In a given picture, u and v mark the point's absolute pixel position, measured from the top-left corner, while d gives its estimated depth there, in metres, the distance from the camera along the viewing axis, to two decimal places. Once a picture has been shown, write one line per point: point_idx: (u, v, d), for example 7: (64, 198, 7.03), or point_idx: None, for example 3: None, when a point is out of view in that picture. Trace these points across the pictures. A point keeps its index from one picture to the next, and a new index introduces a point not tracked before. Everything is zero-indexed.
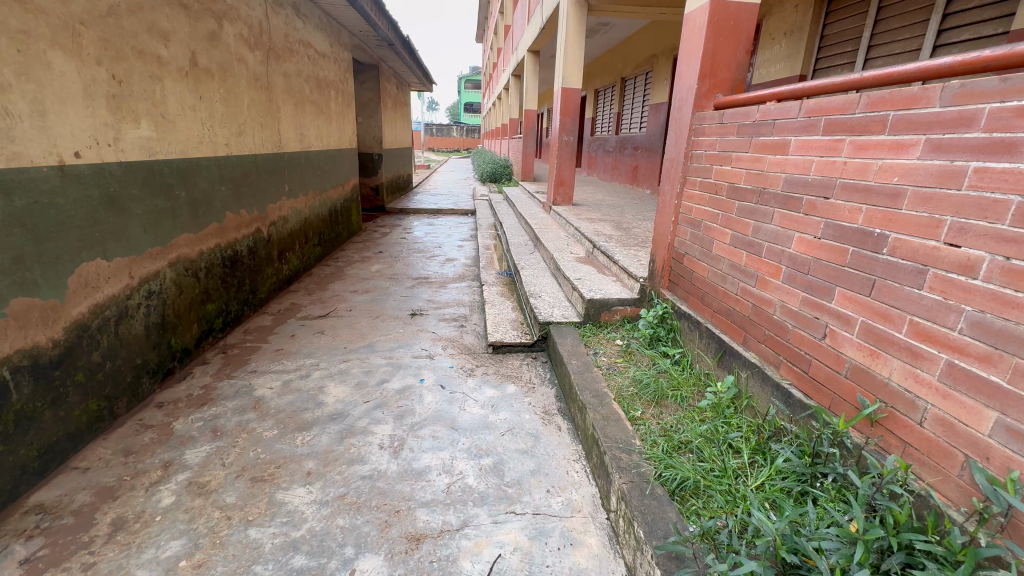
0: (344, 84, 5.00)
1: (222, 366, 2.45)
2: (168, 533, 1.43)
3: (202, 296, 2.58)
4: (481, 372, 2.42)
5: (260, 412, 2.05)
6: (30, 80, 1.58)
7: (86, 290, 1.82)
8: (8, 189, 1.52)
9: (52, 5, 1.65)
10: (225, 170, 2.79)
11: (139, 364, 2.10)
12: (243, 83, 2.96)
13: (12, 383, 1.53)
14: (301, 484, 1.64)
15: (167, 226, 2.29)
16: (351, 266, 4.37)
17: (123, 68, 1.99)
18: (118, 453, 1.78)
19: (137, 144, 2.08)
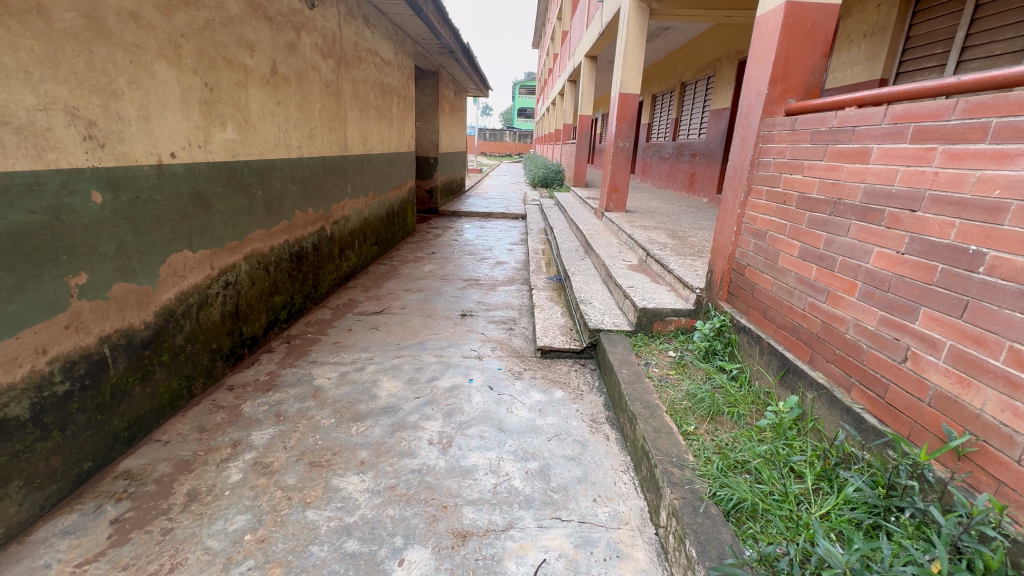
0: (405, 90, 5.19)
1: (286, 355, 2.60)
2: (235, 507, 1.54)
3: (271, 289, 2.75)
4: (529, 376, 2.43)
5: (319, 400, 2.16)
6: (138, 88, 1.75)
7: (174, 278, 1.99)
8: (117, 184, 1.69)
9: (159, 20, 1.83)
10: (296, 172, 2.97)
11: (214, 349, 2.27)
12: (316, 90, 3.15)
13: (110, 360, 1.70)
14: (355, 472, 1.71)
15: (245, 222, 2.47)
16: (405, 266, 4.52)
17: (215, 77, 2.17)
18: (193, 429, 1.93)
19: (223, 146, 2.26)
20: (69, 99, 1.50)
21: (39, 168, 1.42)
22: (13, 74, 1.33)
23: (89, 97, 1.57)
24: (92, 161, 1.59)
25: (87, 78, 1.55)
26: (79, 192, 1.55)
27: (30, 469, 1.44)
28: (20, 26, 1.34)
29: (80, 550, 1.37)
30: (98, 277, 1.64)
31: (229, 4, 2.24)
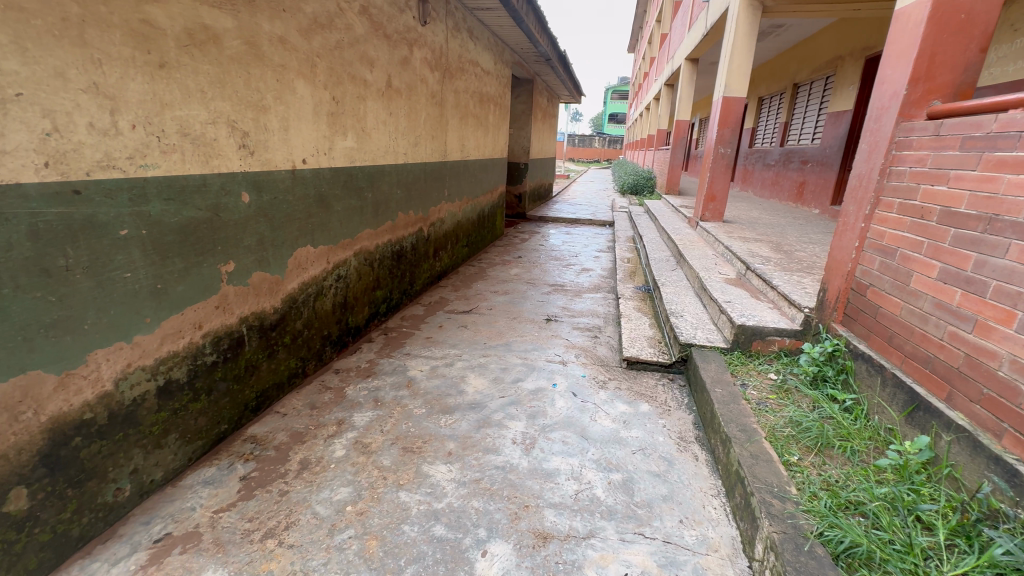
0: (502, 98, 5.36)
1: (384, 345, 2.81)
2: (339, 480, 1.70)
3: (374, 284, 2.99)
4: (614, 386, 2.39)
5: (412, 390, 2.31)
6: (281, 103, 2.01)
7: (298, 269, 2.25)
8: (261, 186, 1.96)
9: (300, 44, 2.09)
10: (401, 176, 3.20)
11: (325, 335, 2.52)
12: (423, 101, 3.37)
13: (246, 337, 1.96)
14: (443, 461, 1.81)
15: (356, 221, 2.71)
16: (493, 268, 4.65)
17: (341, 91, 2.42)
18: (306, 405, 2.16)
19: (343, 153, 2.51)
20: (231, 113, 1.76)
21: (207, 172, 1.68)
22: (193, 94, 1.59)
23: (245, 112, 1.82)
24: (244, 166, 1.85)
25: (244, 96, 1.81)
26: (232, 193, 1.81)
27: (183, 425, 1.70)
28: (200, 53, 1.60)
29: (217, 499, 1.60)
30: (242, 266, 1.90)
31: (356, 26, 2.48)
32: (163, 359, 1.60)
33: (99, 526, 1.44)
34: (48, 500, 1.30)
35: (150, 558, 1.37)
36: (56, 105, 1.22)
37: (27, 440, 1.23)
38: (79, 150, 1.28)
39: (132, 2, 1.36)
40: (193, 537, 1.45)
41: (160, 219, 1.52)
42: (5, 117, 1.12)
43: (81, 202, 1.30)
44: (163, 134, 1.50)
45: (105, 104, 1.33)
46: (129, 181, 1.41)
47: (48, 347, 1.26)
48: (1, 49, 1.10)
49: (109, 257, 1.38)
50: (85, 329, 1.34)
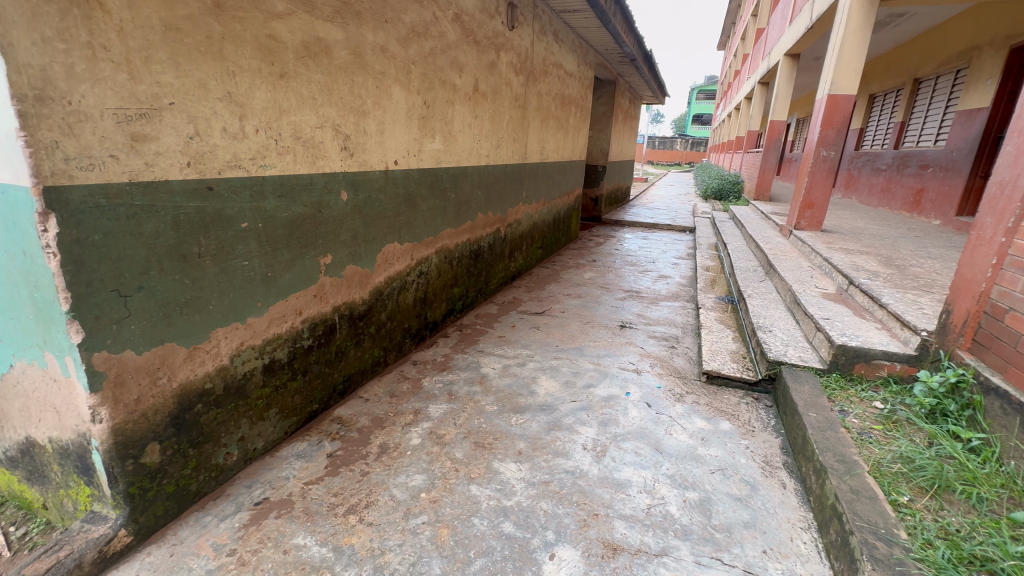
0: (584, 100, 5.32)
1: (459, 341, 2.90)
2: (414, 466, 1.78)
3: (452, 281, 3.09)
4: (691, 400, 2.27)
5: (484, 386, 2.36)
6: (379, 108, 2.14)
7: (385, 264, 2.39)
8: (358, 185, 2.10)
9: (398, 52, 2.21)
10: (483, 178, 3.28)
11: (406, 328, 2.64)
12: (506, 104, 3.43)
13: (338, 325, 2.11)
14: (513, 460, 1.82)
15: (439, 221, 2.82)
16: (567, 271, 4.63)
17: (432, 96, 2.53)
18: (386, 393, 2.28)
19: (431, 155, 2.62)
20: (336, 118, 1.90)
21: (313, 172, 1.84)
22: (306, 101, 1.75)
23: (347, 117, 1.97)
24: (344, 167, 2.00)
25: (348, 102, 1.95)
26: (333, 191, 1.96)
27: (282, 401, 1.87)
28: (313, 64, 1.75)
29: (307, 472, 1.74)
30: (338, 259, 2.06)
31: (448, 33, 2.59)
32: (269, 340, 1.77)
33: (211, 484, 1.62)
34: (175, 456, 1.49)
35: (251, 519, 1.52)
36: (198, 113, 1.39)
37: (161, 402, 1.42)
38: (213, 151, 1.45)
39: (261, 20, 1.53)
40: (287, 504, 1.59)
41: (273, 214, 1.69)
42: (160, 123, 1.30)
43: (213, 197, 1.47)
44: (279, 138, 1.66)
45: (235, 110, 1.49)
46: (251, 179, 1.58)
47: (180, 323, 1.44)
48: (160, 64, 1.27)
49: (232, 247, 1.56)
50: (210, 309, 1.52)
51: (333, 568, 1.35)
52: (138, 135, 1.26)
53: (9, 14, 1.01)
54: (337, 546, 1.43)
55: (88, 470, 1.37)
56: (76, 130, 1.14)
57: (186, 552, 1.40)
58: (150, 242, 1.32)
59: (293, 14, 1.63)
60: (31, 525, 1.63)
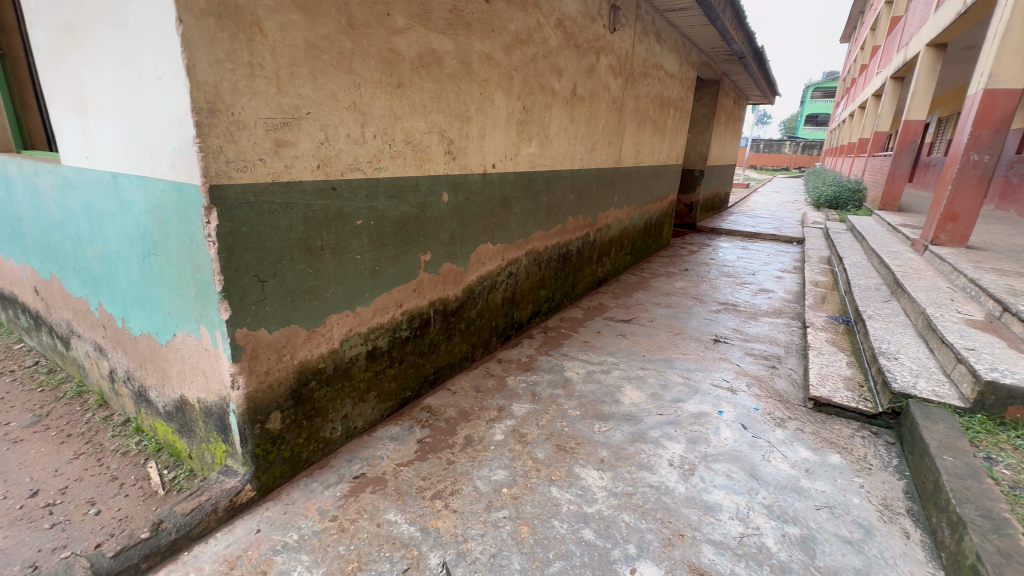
0: (684, 101, 5.09)
1: (543, 343, 2.92)
2: (497, 462, 1.82)
3: (539, 283, 3.12)
4: (795, 426, 2.08)
5: (567, 390, 2.36)
6: (482, 113, 2.23)
7: (478, 263, 2.47)
8: (458, 187, 2.20)
9: (502, 60, 2.29)
10: (575, 181, 3.28)
11: (493, 326, 2.72)
12: (603, 107, 3.39)
13: (432, 319, 2.23)
14: (594, 467, 1.80)
15: (531, 223, 2.86)
16: (656, 279, 4.45)
17: (531, 101, 2.58)
18: (472, 388, 2.37)
19: (527, 158, 2.68)
20: (442, 124, 2.02)
21: (420, 174, 1.96)
22: (417, 108, 1.87)
23: (452, 122, 2.08)
24: (447, 170, 2.11)
25: (454, 108, 2.06)
26: (436, 193, 2.07)
27: (380, 386, 2.02)
28: (426, 74, 1.88)
29: (399, 454, 1.86)
30: (436, 256, 2.17)
31: (551, 39, 2.63)
32: (373, 328, 1.92)
33: (318, 454, 1.80)
34: (292, 425, 1.67)
35: (350, 490, 1.66)
36: (329, 121, 1.55)
37: (284, 376, 1.61)
38: (338, 155, 1.61)
39: (384, 36, 1.67)
40: (381, 481, 1.71)
41: (383, 213, 1.83)
42: (298, 130, 1.47)
43: (336, 196, 1.63)
44: (393, 143, 1.80)
45: (358, 118, 1.65)
46: (367, 181, 1.73)
47: (303, 308, 1.62)
48: (302, 79, 1.45)
49: (348, 241, 1.72)
50: (326, 296, 1.69)
51: (420, 547, 1.43)
52: (282, 141, 1.44)
53: (194, 40, 1.20)
54: (424, 526, 1.51)
55: (225, 429, 1.60)
56: (236, 137, 1.33)
57: (297, 512, 1.56)
58: (284, 234, 1.50)
59: (411, 28, 1.77)
60: (179, 471, 1.93)
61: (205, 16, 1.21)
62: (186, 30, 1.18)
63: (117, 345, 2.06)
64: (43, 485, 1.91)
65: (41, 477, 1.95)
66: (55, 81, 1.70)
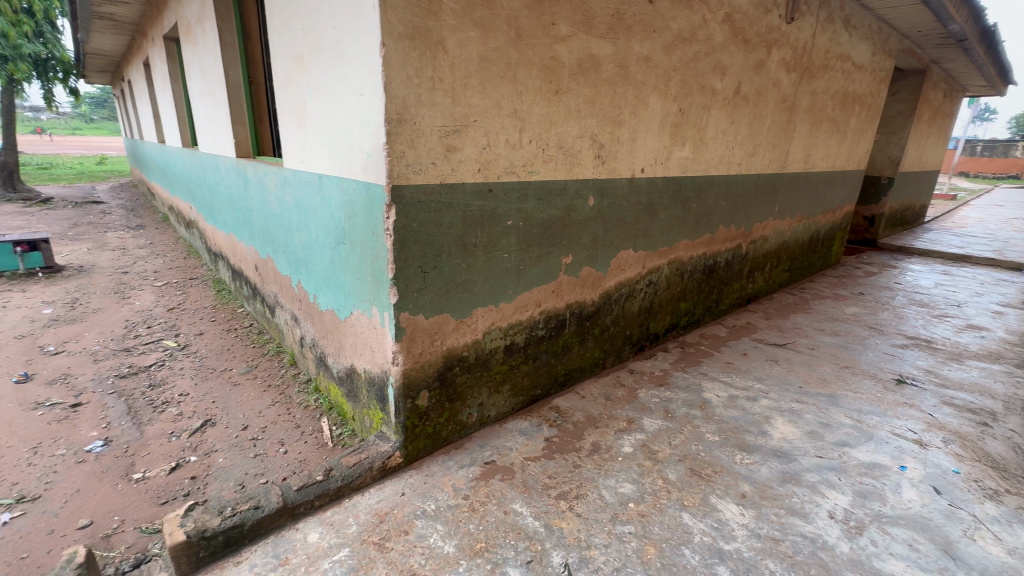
0: (874, 96, 4.33)
1: (680, 358, 2.73)
2: (625, 474, 1.77)
3: (680, 295, 2.94)
4: (1015, 504, 1.63)
5: (705, 413, 2.18)
6: (635, 117, 2.18)
7: (617, 270, 2.42)
8: (604, 192, 2.18)
9: (661, 60, 2.21)
10: (730, 188, 3.01)
11: (627, 334, 2.63)
12: (771, 106, 3.06)
13: (567, 322, 2.25)
14: (734, 501, 1.64)
15: (677, 231, 2.71)
16: (820, 301, 3.87)
17: (688, 102, 2.45)
18: (601, 395, 2.32)
19: (678, 163, 2.54)
20: (594, 128, 2.02)
21: (569, 178, 2.00)
22: (572, 114, 1.91)
23: (605, 126, 2.07)
24: (595, 174, 2.11)
25: (608, 112, 2.05)
26: (582, 197, 2.09)
27: (514, 380, 2.11)
28: (583, 79, 1.90)
29: (527, 448, 1.91)
30: (577, 259, 2.18)
31: (716, 35, 2.46)
32: (512, 324, 2.01)
33: (455, 435, 1.95)
34: (436, 405, 1.84)
35: (481, 475, 1.76)
36: (491, 127, 1.67)
37: (434, 360, 1.77)
38: (497, 159, 1.72)
39: (548, 45, 1.74)
40: (509, 472, 1.78)
41: (531, 215, 1.91)
42: (466, 137, 1.61)
43: (491, 198, 1.74)
44: (546, 147, 1.86)
45: (517, 124, 1.74)
46: (520, 184, 1.82)
47: (455, 299, 1.76)
48: (473, 89, 1.58)
49: (498, 240, 1.82)
50: (475, 291, 1.82)
51: (544, 543, 1.46)
52: (451, 147, 1.58)
53: (392, 60, 1.39)
54: (548, 524, 1.54)
55: (383, 399, 1.82)
56: (415, 143, 1.50)
57: (435, 484, 1.71)
58: (445, 231, 1.65)
59: (573, 36, 1.81)
60: (343, 429, 2.26)
61: (402, 39, 1.40)
62: (387, 52, 1.37)
63: (308, 316, 2.49)
64: (251, 423, 2.40)
65: (249, 415, 2.46)
66: (286, 99, 2.11)
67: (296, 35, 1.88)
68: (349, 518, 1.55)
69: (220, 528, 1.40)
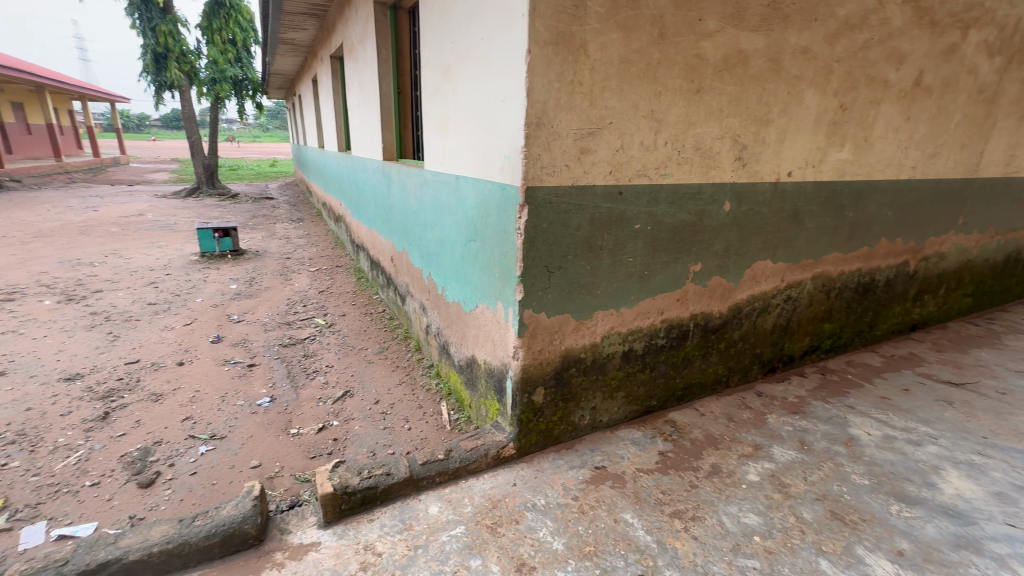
0: None
1: (820, 386, 2.42)
2: (750, 504, 1.62)
3: (824, 314, 2.60)
4: None
5: (851, 451, 1.91)
6: (785, 115, 1.99)
7: (751, 281, 2.22)
8: (743, 197, 2.02)
9: (822, 51, 1.98)
10: (899, 195, 2.59)
11: (756, 353, 2.41)
12: (962, 98, 2.56)
13: (690, 333, 2.13)
14: (888, 557, 1.42)
15: (826, 242, 2.40)
16: (1018, 336, 3.14)
17: (852, 97, 2.16)
18: (723, 415, 2.16)
19: (834, 166, 2.26)
20: (737, 129, 1.88)
21: (704, 182, 1.89)
22: (713, 114, 1.80)
23: (749, 127, 1.91)
24: (734, 177, 1.96)
25: (754, 111, 1.90)
26: (718, 201, 1.96)
27: (629, 388, 2.06)
28: (729, 77, 1.78)
29: (640, 459, 1.85)
30: (706, 268, 2.05)
31: (894, 18, 2.13)
32: (632, 331, 1.96)
33: (566, 435, 1.97)
34: (550, 403, 1.87)
35: (591, 479, 1.75)
36: (626, 130, 1.64)
37: (552, 358, 1.80)
38: (630, 161, 1.69)
39: (692, 42, 1.66)
40: (620, 480, 1.74)
41: (661, 219, 1.84)
42: (600, 139, 1.61)
43: (620, 201, 1.72)
44: (682, 149, 1.78)
45: (653, 126, 1.69)
46: (651, 187, 1.77)
47: (577, 300, 1.78)
48: (611, 91, 1.58)
49: (624, 244, 1.79)
50: (597, 293, 1.81)
51: (655, 559, 1.41)
52: (585, 150, 1.60)
53: (536, 67, 1.45)
54: (661, 541, 1.47)
55: (501, 391, 1.90)
56: (551, 146, 1.54)
57: (545, 481, 1.74)
58: (572, 232, 1.67)
59: (721, 31, 1.71)
60: (460, 415, 2.40)
61: (547, 45, 1.44)
62: (532, 58, 1.43)
63: (435, 307, 2.69)
64: (381, 398, 2.67)
65: (381, 392, 2.74)
66: (432, 106, 2.30)
67: (446, 47, 2.05)
68: (465, 498, 1.66)
69: (358, 487, 1.59)
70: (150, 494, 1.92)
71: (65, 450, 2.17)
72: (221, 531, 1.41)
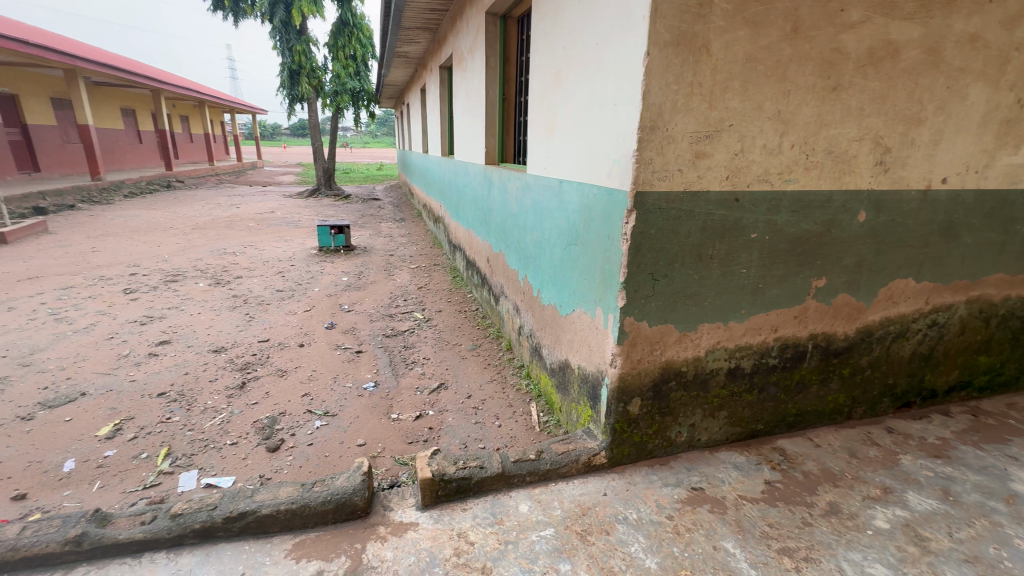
0: None
1: (971, 429, 2.07)
2: (876, 554, 1.43)
3: (980, 345, 2.22)
4: None
5: (1014, 510, 1.60)
6: (942, 113, 1.73)
7: (887, 301, 1.97)
8: (882, 206, 1.80)
9: (996, 37, 1.70)
10: None
11: (888, 383, 2.12)
12: None
13: (808, 354, 1.93)
14: None
15: (988, 261, 2.05)
16: None
17: None
18: (844, 449, 1.93)
19: (1004, 171, 1.92)
20: (880, 129, 1.68)
21: (835, 189, 1.71)
22: (851, 113, 1.62)
23: (895, 127, 1.70)
24: (872, 183, 1.75)
25: (902, 109, 1.68)
26: (850, 210, 1.76)
27: (733, 409, 1.92)
28: (873, 71, 1.60)
29: (743, 486, 1.72)
30: (832, 284, 1.85)
31: None
32: (740, 347, 1.83)
33: (660, 451, 1.89)
34: (646, 415, 1.80)
35: (687, 499, 1.66)
36: (748, 132, 1.54)
37: (651, 369, 1.74)
38: (749, 166, 1.58)
39: (831, 35, 1.51)
40: (720, 505, 1.63)
41: (781, 228, 1.70)
42: (718, 142, 1.53)
43: (736, 208, 1.62)
44: (812, 152, 1.63)
45: (779, 127, 1.57)
46: (772, 193, 1.64)
47: (681, 310, 1.70)
48: (733, 92, 1.49)
49: (737, 254, 1.68)
50: (704, 304, 1.72)
51: None
52: (701, 153, 1.53)
53: (654, 68, 1.41)
54: None
55: (595, 398, 1.88)
56: (664, 150, 1.49)
57: (637, 495, 1.68)
58: (681, 239, 1.60)
59: (867, 21, 1.54)
60: (549, 418, 2.41)
61: (666, 46, 1.40)
62: (651, 60, 1.40)
63: (529, 308, 2.73)
64: (473, 393, 2.77)
65: (472, 387, 2.84)
66: (539, 111, 2.34)
67: (557, 53, 2.08)
68: (555, 501, 1.66)
69: (454, 476, 1.66)
70: (276, 458, 2.17)
71: (213, 411, 2.54)
72: (335, 499, 1.55)
